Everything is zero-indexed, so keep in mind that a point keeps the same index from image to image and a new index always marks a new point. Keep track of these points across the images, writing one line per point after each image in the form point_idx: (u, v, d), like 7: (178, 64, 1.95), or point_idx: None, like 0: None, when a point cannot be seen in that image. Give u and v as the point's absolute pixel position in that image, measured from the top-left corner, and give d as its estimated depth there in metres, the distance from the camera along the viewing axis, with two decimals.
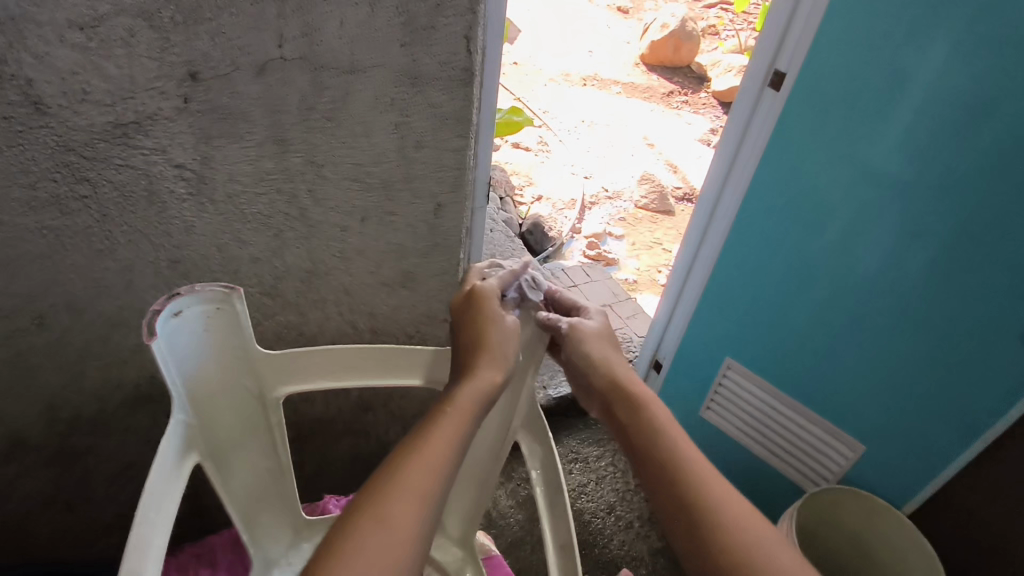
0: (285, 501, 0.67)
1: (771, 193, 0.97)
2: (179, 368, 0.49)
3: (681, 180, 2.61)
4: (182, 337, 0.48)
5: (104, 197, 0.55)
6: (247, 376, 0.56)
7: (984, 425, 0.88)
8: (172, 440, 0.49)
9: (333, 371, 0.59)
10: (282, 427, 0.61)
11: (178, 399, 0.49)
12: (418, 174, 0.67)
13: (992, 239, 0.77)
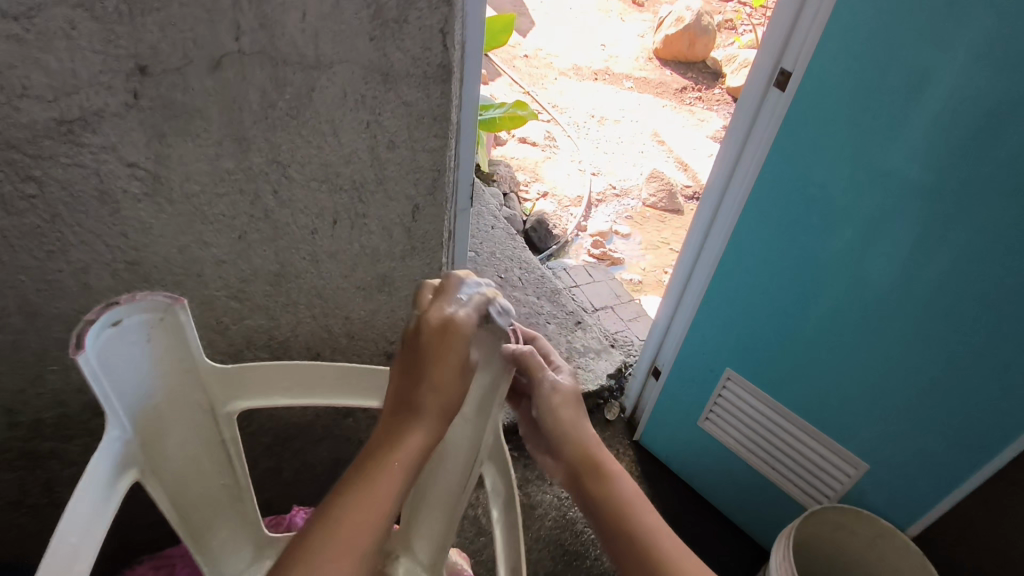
0: (242, 514, 0.66)
1: (775, 199, 0.93)
2: (119, 380, 0.49)
3: (690, 179, 2.56)
4: (122, 349, 0.48)
5: (52, 197, 0.52)
6: (197, 389, 0.56)
7: (990, 449, 0.84)
8: (109, 454, 0.48)
9: (288, 389, 0.59)
10: (236, 440, 0.61)
11: (112, 412, 0.48)
12: (392, 175, 0.63)
13: (1004, 260, 0.73)
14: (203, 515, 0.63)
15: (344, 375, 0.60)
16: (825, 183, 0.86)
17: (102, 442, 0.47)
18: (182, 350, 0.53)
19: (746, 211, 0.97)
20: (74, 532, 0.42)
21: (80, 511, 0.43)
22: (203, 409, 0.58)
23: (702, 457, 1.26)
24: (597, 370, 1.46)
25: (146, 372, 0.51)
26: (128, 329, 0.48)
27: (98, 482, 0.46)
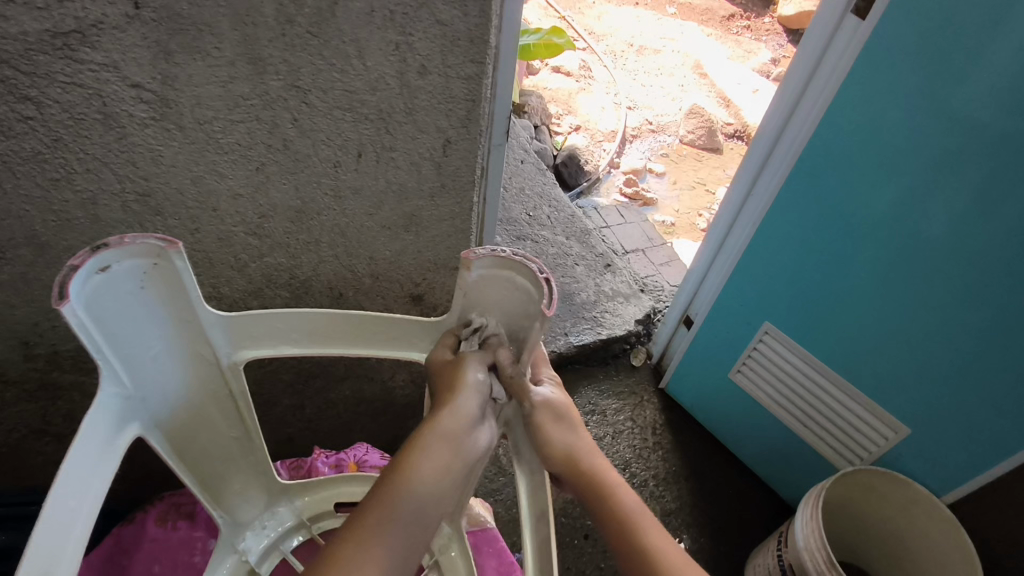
0: (255, 463, 0.62)
1: (835, 142, 0.84)
2: (114, 331, 0.43)
3: (733, 116, 2.40)
4: (114, 297, 0.42)
5: (52, 119, 0.48)
6: (200, 340, 0.50)
7: None
8: (107, 412, 0.43)
9: (299, 339, 0.53)
10: (246, 394, 0.55)
11: (107, 367, 0.43)
12: (422, 105, 0.57)
13: None
14: (214, 466, 0.58)
15: (363, 326, 0.54)
16: (895, 133, 0.77)
17: (96, 401, 0.42)
18: (184, 300, 0.47)
19: (803, 157, 0.89)
20: (70, 501, 0.38)
21: (72, 478, 0.38)
22: (208, 362, 0.52)
23: (732, 410, 1.23)
24: (625, 315, 1.42)
25: (145, 322, 0.46)
26: (118, 276, 0.42)
27: (96, 444, 0.42)
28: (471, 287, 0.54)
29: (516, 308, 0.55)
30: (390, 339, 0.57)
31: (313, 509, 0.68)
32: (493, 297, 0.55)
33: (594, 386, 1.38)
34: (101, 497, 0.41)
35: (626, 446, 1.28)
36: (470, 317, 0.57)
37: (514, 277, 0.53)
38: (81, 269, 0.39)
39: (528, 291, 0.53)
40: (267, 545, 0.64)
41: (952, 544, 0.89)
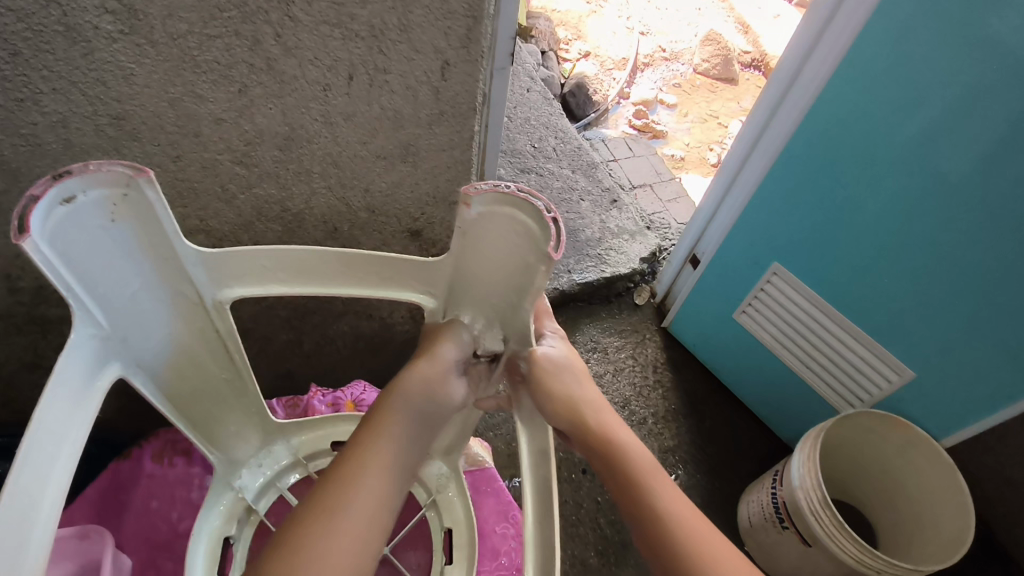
0: (248, 402, 0.61)
1: (860, 70, 0.78)
2: (85, 269, 0.40)
3: (751, 43, 2.28)
4: (82, 230, 0.39)
5: (8, 29, 0.43)
6: (182, 277, 0.48)
7: None
8: (86, 352, 0.41)
9: (285, 277, 0.50)
10: (232, 332, 0.53)
11: (80, 307, 0.41)
12: (418, 22, 0.52)
13: None
14: (202, 405, 0.57)
15: (355, 265, 0.50)
16: (926, 64, 0.72)
17: (71, 342, 0.40)
18: (160, 236, 0.44)
19: (827, 87, 0.83)
20: (48, 446, 0.37)
21: (50, 421, 0.37)
22: (191, 301, 0.50)
23: (734, 350, 1.22)
24: (630, 253, 1.39)
25: (119, 258, 0.43)
26: (84, 208, 0.39)
27: (74, 386, 0.40)
28: (470, 227, 0.47)
29: (517, 254, 0.48)
30: (380, 276, 0.52)
31: (309, 446, 0.67)
32: (491, 240, 0.48)
33: (596, 324, 1.37)
34: (82, 444, 0.40)
35: (626, 383, 1.28)
36: (466, 260, 0.51)
37: (516, 220, 0.46)
38: (43, 199, 0.36)
39: (529, 233, 0.46)
40: (264, 482, 0.63)
41: (946, 486, 0.89)
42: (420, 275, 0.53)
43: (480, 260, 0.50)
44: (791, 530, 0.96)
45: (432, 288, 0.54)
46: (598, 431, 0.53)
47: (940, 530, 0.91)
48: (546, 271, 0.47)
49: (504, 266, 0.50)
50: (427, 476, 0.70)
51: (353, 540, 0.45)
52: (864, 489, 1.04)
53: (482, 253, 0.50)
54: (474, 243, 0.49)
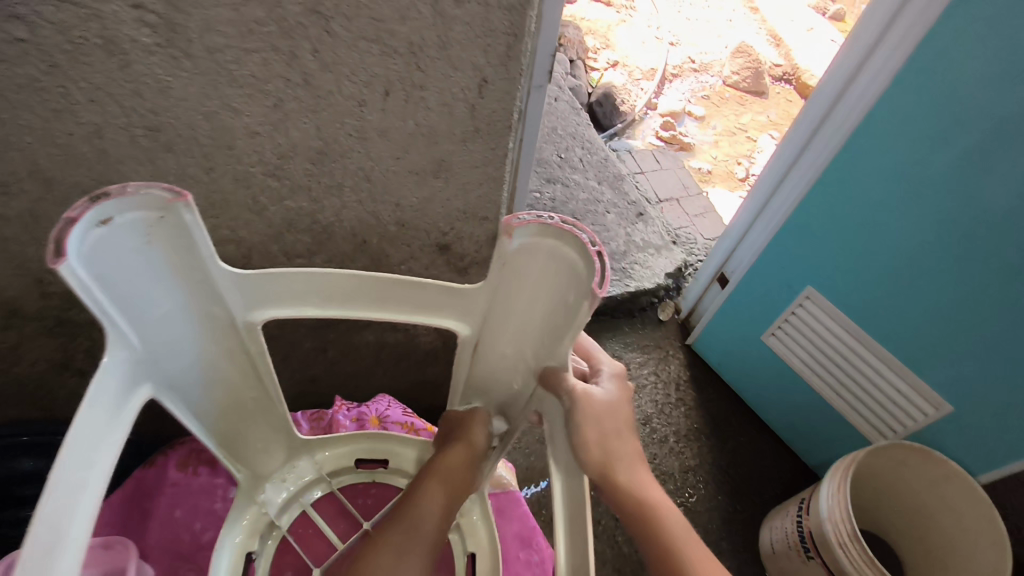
0: (277, 422, 0.58)
1: (909, 95, 0.76)
2: (119, 291, 0.39)
3: (782, 56, 2.24)
4: (118, 253, 0.38)
5: (47, 41, 0.42)
6: (216, 301, 0.46)
7: None
8: (116, 375, 0.40)
9: (319, 299, 0.48)
10: (264, 356, 0.51)
11: (116, 332, 0.39)
12: (457, 39, 0.51)
13: None
14: (230, 424, 0.55)
15: (390, 287, 0.48)
16: (977, 98, 0.70)
17: (105, 365, 0.39)
18: (195, 258, 0.42)
19: (873, 111, 0.80)
20: (75, 476, 0.35)
21: (76, 450, 0.36)
22: (223, 324, 0.48)
23: (762, 373, 1.19)
24: (655, 268, 1.37)
25: (153, 280, 0.41)
26: (121, 231, 0.37)
27: (101, 413, 0.38)
28: (509, 259, 0.45)
29: (557, 287, 0.46)
30: (415, 301, 0.50)
31: (333, 463, 0.63)
32: (534, 271, 0.46)
33: (618, 339, 1.35)
34: (107, 477, 0.38)
35: (649, 401, 1.26)
36: (507, 289, 0.48)
37: (559, 250, 0.44)
38: (80, 224, 0.34)
39: (574, 267, 0.44)
40: (287, 497, 0.60)
41: (984, 524, 0.86)
42: (461, 302, 0.50)
43: (522, 291, 0.48)
44: (817, 561, 0.94)
45: (467, 317, 0.52)
46: (642, 507, 0.49)
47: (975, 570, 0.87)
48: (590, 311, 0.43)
49: (547, 298, 0.47)
50: None
51: None
52: (893, 523, 1.01)
53: (521, 284, 0.47)
54: (517, 272, 0.47)
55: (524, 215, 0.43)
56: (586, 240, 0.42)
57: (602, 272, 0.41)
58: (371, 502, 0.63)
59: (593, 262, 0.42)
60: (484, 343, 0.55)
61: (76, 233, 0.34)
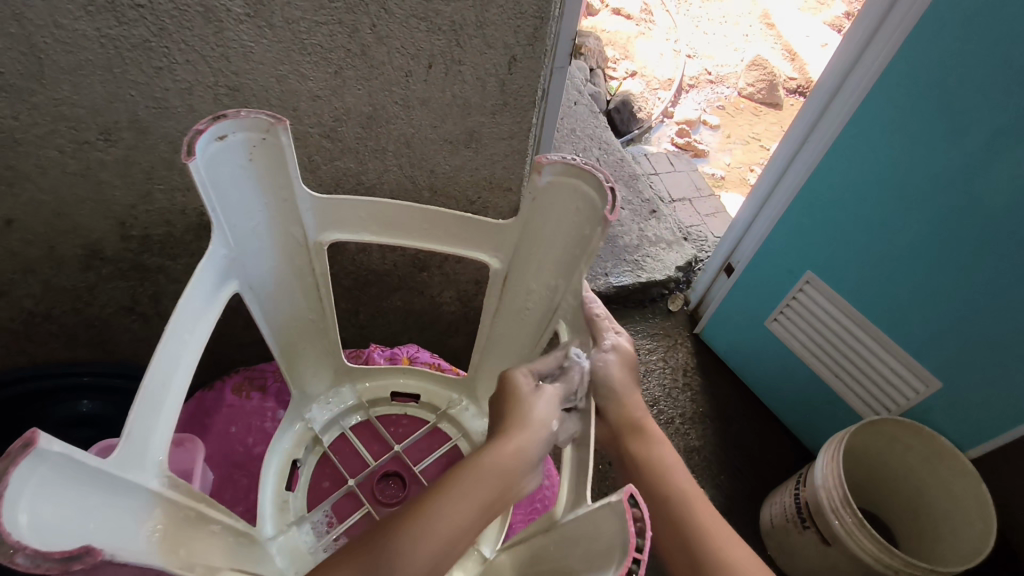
0: (327, 345, 0.66)
1: (902, 90, 0.83)
2: (225, 198, 0.48)
3: (797, 70, 2.31)
4: (225, 164, 0.46)
5: (160, 8, 0.51)
6: (292, 219, 0.54)
7: None
8: (212, 267, 0.48)
9: (377, 225, 0.56)
10: (327, 277, 0.59)
11: (219, 230, 0.48)
12: (492, 20, 0.59)
13: None
14: (290, 340, 0.63)
15: (435, 219, 0.56)
16: (964, 91, 0.77)
17: (207, 256, 0.47)
18: (284, 180, 0.51)
19: (865, 105, 0.88)
20: (182, 338, 0.44)
21: (183, 320, 0.44)
22: (297, 243, 0.56)
23: (766, 359, 1.25)
24: (666, 261, 1.44)
25: (246, 194, 0.50)
26: (233, 146, 0.46)
27: (201, 296, 0.47)
28: (537, 193, 0.53)
29: (574, 222, 0.53)
30: (453, 234, 0.58)
31: (372, 392, 0.70)
32: (558, 207, 0.54)
33: (629, 326, 1.42)
34: (202, 352, 0.46)
35: (656, 384, 1.32)
36: (533, 225, 0.56)
37: (579, 188, 0.52)
38: (205, 134, 0.43)
39: (591, 201, 0.51)
40: (329, 419, 0.67)
41: (964, 486, 0.91)
42: (493, 236, 0.58)
43: (546, 228, 0.56)
44: (811, 530, 0.99)
45: (499, 252, 0.59)
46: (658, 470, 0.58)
47: (959, 534, 0.93)
48: (602, 235, 0.51)
49: (568, 233, 0.55)
50: (474, 430, 0.68)
51: (398, 565, 0.43)
52: (881, 496, 1.07)
53: (546, 219, 0.55)
54: (543, 208, 0.55)
55: (552, 155, 0.51)
56: (603, 177, 0.49)
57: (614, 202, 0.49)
58: (402, 429, 0.68)
59: (609, 194, 0.49)
60: (512, 281, 0.62)
61: (203, 141, 0.42)
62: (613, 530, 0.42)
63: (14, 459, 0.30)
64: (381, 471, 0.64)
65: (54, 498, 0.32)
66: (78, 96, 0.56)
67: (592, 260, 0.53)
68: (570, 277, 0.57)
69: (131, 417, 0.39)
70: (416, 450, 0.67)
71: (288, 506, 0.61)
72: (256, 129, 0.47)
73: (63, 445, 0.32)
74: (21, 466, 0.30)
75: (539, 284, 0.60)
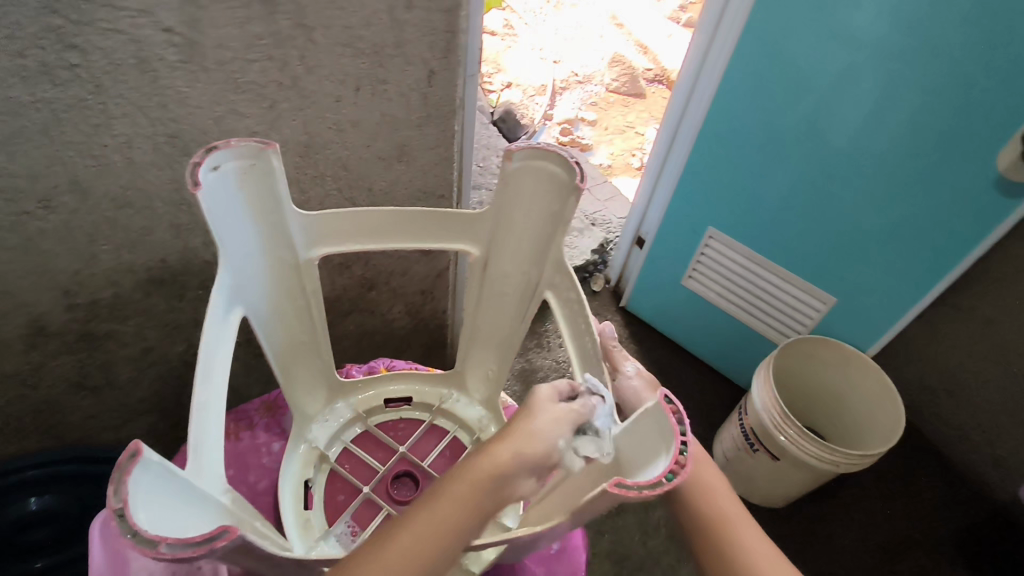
0: (321, 359, 0.68)
1: (751, 60, 0.98)
2: (222, 225, 0.49)
3: (651, 61, 2.52)
4: (221, 193, 0.48)
5: (94, 65, 0.52)
6: (283, 241, 0.56)
7: (924, 277, 0.99)
8: (221, 294, 0.50)
9: (366, 234, 0.58)
10: (317, 291, 0.61)
11: (222, 256, 0.50)
12: (409, 38, 0.65)
13: (937, 110, 0.84)
14: (285, 361, 0.65)
15: (413, 221, 0.58)
16: (798, 56, 0.92)
17: (216, 282, 0.49)
18: (272, 203, 0.52)
19: (726, 75, 1.02)
20: (210, 358, 0.46)
21: (207, 341, 0.46)
22: (287, 263, 0.58)
23: (686, 316, 1.38)
24: (581, 247, 1.54)
25: (238, 221, 0.51)
26: (222, 176, 0.47)
27: (216, 320, 0.48)
28: (507, 179, 0.57)
29: (544, 201, 0.57)
30: (431, 232, 0.60)
31: (366, 403, 0.73)
32: (527, 189, 0.57)
33: None
34: (227, 372, 0.48)
35: None
36: (504, 209, 0.59)
37: (546, 168, 0.56)
38: (201, 166, 0.44)
39: (559, 177, 0.55)
40: (330, 435, 0.70)
41: (873, 380, 1.07)
42: (468, 229, 0.61)
43: (515, 209, 0.59)
44: (762, 451, 1.11)
45: (475, 241, 0.62)
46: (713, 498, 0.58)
47: (880, 423, 1.08)
48: (577, 202, 0.54)
49: (541, 210, 0.58)
50: (469, 417, 0.73)
51: None
52: (810, 413, 1.22)
53: (516, 202, 0.59)
54: (513, 192, 0.58)
55: (519, 140, 0.54)
56: (569, 154, 0.53)
57: (583, 171, 0.53)
58: (402, 432, 0.72)
59: (578, 166, 0.53)
60: (489, 267, 0.64)
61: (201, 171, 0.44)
62: (653, 428, 0.48)
63: (125, 471, 0.32)
64: (391, 474, 0.67)
65: (164, 509, 0.34)
66: (13, 165, 0.55)
67: (567, 231, 0.57)
68: (546, 252, 0.60)
69: (191, 429, 0.41)
70: (420, 448, 0.70)
71: (311, 522, 0.63)
72: (244, 156, 0.49)
73: (158, 459, 0.34)
74: (132, 477, 0.32)
75: (516, 267, 0.63)
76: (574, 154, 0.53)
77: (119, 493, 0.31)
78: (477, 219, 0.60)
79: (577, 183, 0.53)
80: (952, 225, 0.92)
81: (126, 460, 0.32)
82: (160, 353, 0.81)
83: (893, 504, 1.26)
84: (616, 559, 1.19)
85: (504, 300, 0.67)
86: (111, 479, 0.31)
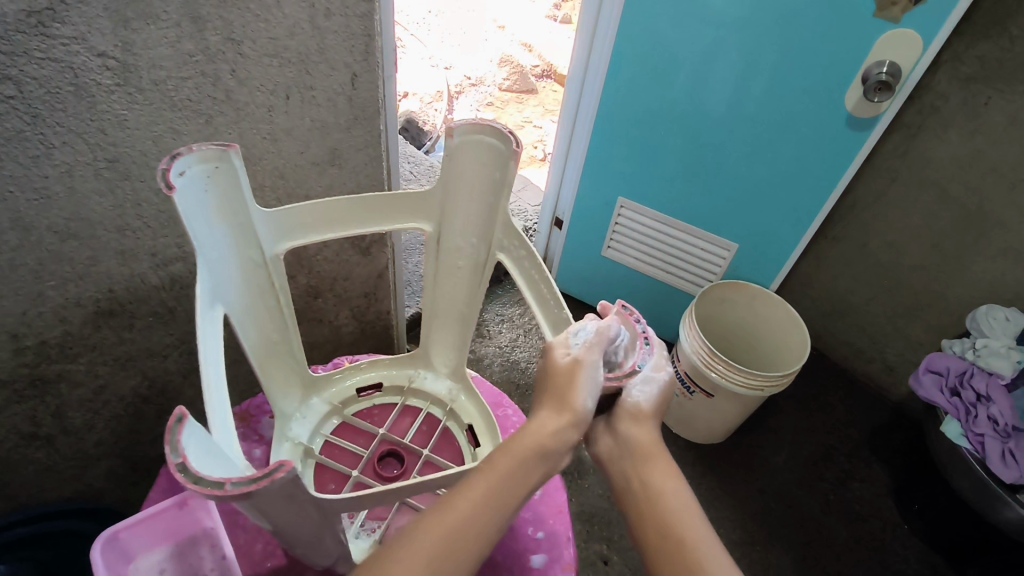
0: (293, 355, 0.71)
1: (632, 43, 1.08)
2: (195, 229, 0.52)
3: (537, 58, 2.65)
4: (190, 195, 0.51)
5: (31, 96, 0.53)
6: (249, 239, 0.59)
7: (803, 213, 1.14)
8: (204, 293, 0.53)
9: (330, 224, 0.62)
10: (285, 285, 0.65)
11: (199, 258, 0.53)
12: (331, 45, 0.69)
13: (791, 69, 0.98)
14: (261, 360, 0.68)
15: (371, 207, 0.63)
16: (671, 35, 1.03)
17: (198, 282, 0.52)
18: (236, 203, 0.56)
19: (612, 59, 1.12)
20: (210, 349, 0.49)
21: (204, 334, 0.49)
22: (255, 261, 0.61)
23: (611, 283, 1.50)
24: None
25: (207, 225, 0.54)
26: (190, 181, 0.50)
27: (205, 317, 0.52)
28: (449, 156, 0.62)
29: (485, 172, 0.64)
30: (388, 216, 0.65)
31: (339, 396, 0.77)
32: (468, 163, 0.63)
33: (496, 300, 1.57)
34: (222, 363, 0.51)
35: (537, 338, 1.49)
36: (449, 185, 0.65)
37: (483, 142, 0.62)
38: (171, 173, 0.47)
39: (495, 149, 0.61)
40: (311, 430, 0.73)
41: (780, 311, 1.21)
42: (421, 207, 0.66)
43: (459, 183, 0.65)
44: (697, 391, 1.23)
45: (426, 220, 0.68)
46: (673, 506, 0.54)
47: (790, 347, 1.23)
48: (516, 167, 0.61)
49: (484, 181, 0.64)
50: (439, 391, 0.79)
51: None
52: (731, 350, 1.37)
53: (459, 177, 0.65)
54: (456, 167, 0.64)
55: (457, 119, 0.60)
56: (501, 124, 0.59)
57: (516, 138, 0.59)
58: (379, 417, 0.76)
59: (510, 134, 0.59)
60: (442, 242, 0.70)
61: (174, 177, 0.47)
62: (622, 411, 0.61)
63: (176, 433, 0.36)
64: (376, 455, 0.71)
65: (208, 460, 0.39)
66: None
67: (509, 196, 0.64)
68: (494, 219, 0.67)
69: (207, 408, 0.45)
70: (398, 428, 0.75)
71: None
72: (207, 161, 0.52)
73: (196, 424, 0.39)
74: (182, 435, 0.37)
75: (466, 239, 0.70)
76: (505, 126, 0.60)
77: (176, 450, 0.36)
78: (426, 198, 0.66)
79: (512, 148, 0.60)
80: (817, 166, 1.07)
81: (174, 424, 0.37)
82: (113, 388, 0.80)
83: (813, 421, 1.42)
84: (585, 518, 1.27)
85: (460, 271, 0.73)
86: (167, 441, 0.36)
